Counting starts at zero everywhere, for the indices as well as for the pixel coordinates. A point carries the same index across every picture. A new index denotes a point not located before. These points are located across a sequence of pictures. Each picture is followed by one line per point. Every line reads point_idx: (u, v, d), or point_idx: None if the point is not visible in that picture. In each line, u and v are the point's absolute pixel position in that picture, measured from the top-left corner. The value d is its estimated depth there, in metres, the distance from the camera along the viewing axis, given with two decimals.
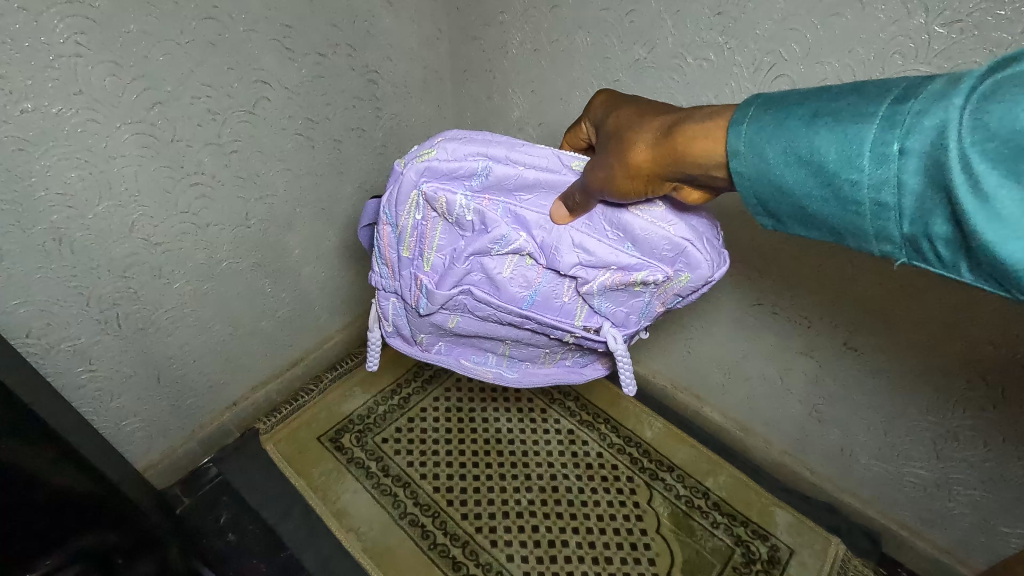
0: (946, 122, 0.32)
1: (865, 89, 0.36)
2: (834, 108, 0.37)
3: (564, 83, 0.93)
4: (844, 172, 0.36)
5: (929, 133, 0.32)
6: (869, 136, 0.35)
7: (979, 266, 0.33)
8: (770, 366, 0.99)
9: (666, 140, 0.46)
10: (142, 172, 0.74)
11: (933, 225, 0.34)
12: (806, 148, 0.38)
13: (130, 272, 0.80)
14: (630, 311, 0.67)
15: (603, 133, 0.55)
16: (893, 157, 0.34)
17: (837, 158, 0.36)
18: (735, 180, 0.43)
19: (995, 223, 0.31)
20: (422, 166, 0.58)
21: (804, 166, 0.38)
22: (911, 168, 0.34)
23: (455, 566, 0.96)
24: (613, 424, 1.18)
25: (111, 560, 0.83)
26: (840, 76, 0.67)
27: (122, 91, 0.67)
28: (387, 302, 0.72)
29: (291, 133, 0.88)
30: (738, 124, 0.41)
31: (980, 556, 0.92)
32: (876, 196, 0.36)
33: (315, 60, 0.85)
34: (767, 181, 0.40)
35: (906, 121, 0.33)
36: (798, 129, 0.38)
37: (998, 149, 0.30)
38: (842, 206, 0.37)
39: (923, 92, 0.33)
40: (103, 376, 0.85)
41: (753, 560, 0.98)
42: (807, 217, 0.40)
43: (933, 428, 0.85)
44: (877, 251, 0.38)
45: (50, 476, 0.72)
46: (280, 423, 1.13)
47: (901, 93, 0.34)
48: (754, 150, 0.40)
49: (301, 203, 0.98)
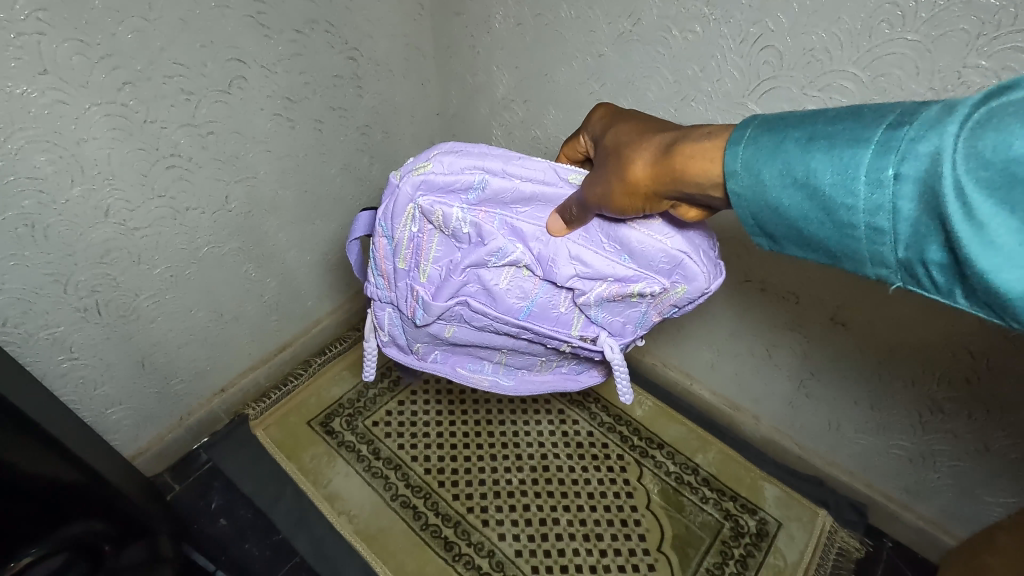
0: (939, 149, 0.31)
1: (862, 113, 0.35)
2: (829, 132, 0.36)
3: (548, 59, 0.92)
4: (841, 198, 0.35)
5: (922, 160, 0.31)
6: (866, 162, 0.34)
7: (974, 294, 0.32)
8: (758, 344, 0.99)
9: (665, 160, 0.45)
10: (115, 155, 0.72)
11: (928, 250, 0.33)
12: (803, 172, 0.37)
13: (109, 257, 0.78)
14: (626, 320, 0.67)
15: (602, 149, 0.54)
16: (888, 182, 0.33)
17: (833, 182, 0.35)
18: (733, 202, 0.42)
19: (988, 251, 0.30)
20: (417, 180, 0.57)
21: (801, 191, 0.37)
22: (907, 193, 0.33)
23: (447, 546, 0.97)
24: (603, 404, 1.18)
25: (98, 548, 0.80)
26: (828, 47, 0.66)
27: (90, 71, 0.65)
28: (383, 313, 0.71)
29: (269, 113, 0.86)
30: (736, 145, 0.40)
31: (963, 525, 0.94)
32: (872, 220, 0.35)
33: (291, 38, 0.82)
34: (764, 203, 0.40)
35: (901, 147, 0.32)
36: (794, 153, 0.37)
37: (991, 178, 0.29)
38: (838, 232, 0.37)
39: (918, 117, 0.32)
40: (85, 365, 0.84)
41: (742, 533, 1.00)
42: (804, 240, 0.40)
43: (918, 401, 0.86)
44: (873, 275, 0.38)
45: (30, 467, 0.71)
46: (270, 408, 1.12)
47: (896, 118, 0.33)
48: (751, 172, 0.40)
49: (283, 185, 0.96)
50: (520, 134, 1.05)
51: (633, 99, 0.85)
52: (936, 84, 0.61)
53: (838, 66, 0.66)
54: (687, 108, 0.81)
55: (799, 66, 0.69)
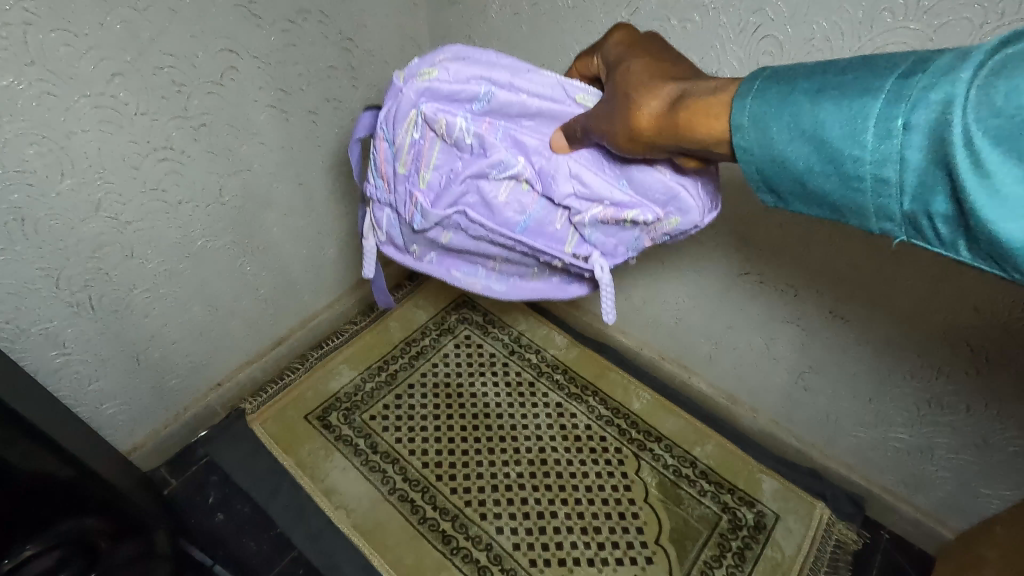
0: (950, 97, 0.30)
1: (873, 62, 0.34)
2: (841, 81, 0.35)
3: (546, 49, 0.91)
4: (849, 148, 0.34)
5: (933, 107, 0.31)
6: (877, 109, 0.33)
7: (977, 245, 0.32)
8: (757, 336, 0.99)
9: (673, 114, 0.43)
10: (106, 148, 0.71)
11: (934, 202, 0.33)
12: (811, 122, 0.36)
13: (101, 252, 0.78)
14: (620, 243, 0.64)
15: (612, 84, 0.51)
16: (897, 133, 0.32)
17: (841, 132, 0.34)
18: (738, 158, 0.40)
19: (994, 201, 0.29)
20: (423, 87, 0.58)
21: (808, 142, 0.36)
22: (916, 144, 0.32)
23: (444, 539, 0.97)
24: (602, 396, 1.17)
25: (95, 544, 0.80)
26: (829, 36, 0.65)
27: (78, 62, 0.64)
28: (380, 213, 0.69)
29: (262, 105, 0.85)
30: (745, 98, 0.39)
31: (961, 517, 0.94)
32: (878, 172, 0.34)
33: (284, 28, 0.81)
34: (769, 155, 0.38)
35: (914, 95, 0.32)
36: (804, 104, 0.36)
37: (1001, 126, 0.29)
38: (844, 184, 0.36)
39: (931, 66, 0.32)
40: (79, 360, 0.84)
41: (739, 526, 1.00)
42: (808, 194, 0.38)
43: (917, 394, 0.86)
44: (877, 229, 0.37)
45: (21, 463, 0.69)
46: (268, 402, 1.12)
47: (909, 67, 0.32)
48: (759, 124, 0.38)
49: (277, 178, 0.94)
50: None
51: None
52: None
53: (838, 55, 0.65)
54: None
55: (800, 55, 0.68)
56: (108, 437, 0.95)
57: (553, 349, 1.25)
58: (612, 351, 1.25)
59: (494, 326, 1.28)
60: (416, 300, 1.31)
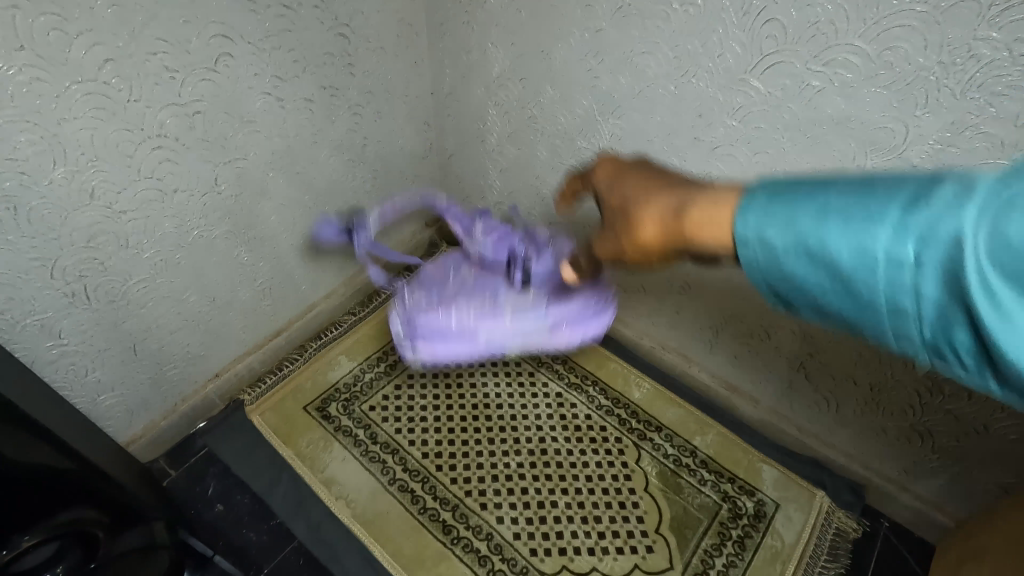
0: (962, 233, 0.28)
1: (874, 185, 0.32)
2: (842, 203, 0.32)
3: (545, 35, 0.90)
4: (860, 279, 0.31)
5: (945, 242, 0.28)
6: (883, 244, 0.30)
7: (1009, 381, 0.29)
8: (757, 326, 0.98)
9: (677, 222, 0.41)
10: (98, 135, 0.70)
11: (956, 334, 0.30)
12: (815, 245, 0.33)
13: (96, 242, 0.77)
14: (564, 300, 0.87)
15: (614, 198, 0.49)
16: (908, 266, 0.30)
17: (851, 258, 0.31)
18: (746, 269, 0.37)
19: (1021, 343, 0.27)
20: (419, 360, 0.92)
21: (815, 267, 0.33)
22: (928, 277, 0.29)
23: (444, 529, 0.97)
24: (602, 386, 1.17)
25: (91, 535, 0.79)
26: (833, 20, 0.64)
27: (69, 48, 0.63)
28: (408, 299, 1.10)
29: (258, 92, 0.84)
30: (746, 214, 0.36)
31: (961, 505, 0.94)
32: (892, 301, 0.31)
33: (279, 13, 0.80)
34: (775, 273, 0.35)
35: (920, 228, 0.29)
36: (805, 223, 0.33)
37: (1018, 269, 0.26)
38: (858, 309, 0.33)
39: (937, 196, 0.29)
40: (75, 351, 0.83)
41: (740, 515, 1.00)
42: (818, 313, 0.36)
43: (919, 383, 0.85)
44: (896, 349, 0.34)
45: (17, 455, 0.68)
46: (267, 393, 1.11)
47: (913, 196, 0.30)
48: (761, 240, 0.35)
49: (274, 167, 0.93)
50: (517, 113, 1.04)
51: (632, 75, 0.84)
52: (944, 58, 0.60)
53: (843, 39, 0.64)
54: (688, 85, 0.79)
55: (803, 40, 0.67)
56: (106, 429, 0.95)
57: None
58: (612, 341, 1.24)
59: None
60: None
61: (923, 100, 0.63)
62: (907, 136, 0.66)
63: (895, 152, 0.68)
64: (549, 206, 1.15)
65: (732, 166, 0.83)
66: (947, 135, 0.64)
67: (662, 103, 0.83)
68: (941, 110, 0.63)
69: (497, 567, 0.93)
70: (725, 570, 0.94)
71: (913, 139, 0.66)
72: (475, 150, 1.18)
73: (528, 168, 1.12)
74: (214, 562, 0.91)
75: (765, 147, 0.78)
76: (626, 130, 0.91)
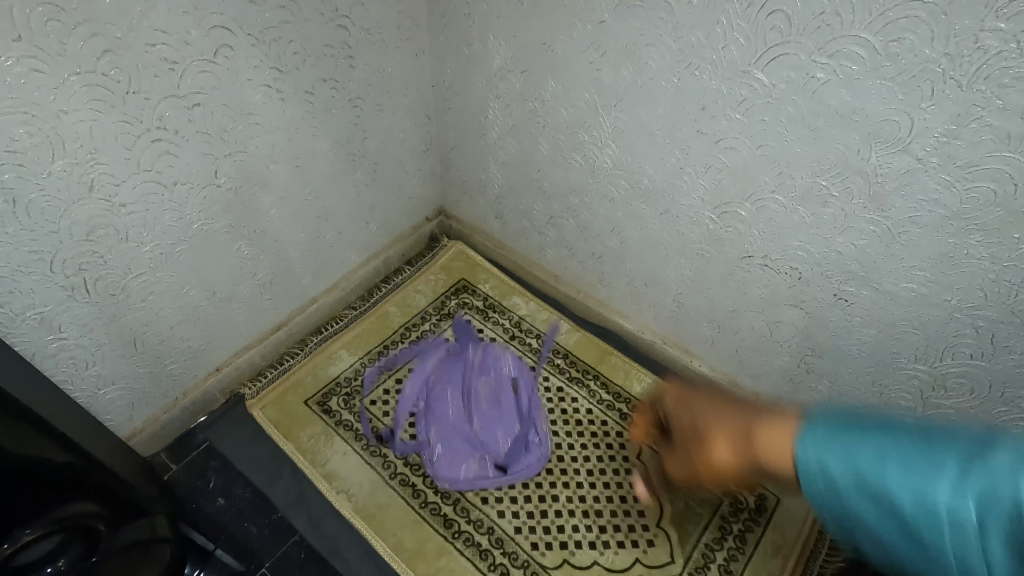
0: (1018, 502, 0.30)
1: (931, 435, 0.35)
2: (901, 449, 0.35)
3: (547, 28, 0.89)
4: (926, 530, 0.33)
5: (1001, 508, 0.30)
6: (943, 498, 0.32)
7: None
8: (759, 321, 0.98)
9: (744, 449, 0.45)
10: (98, 128, 0.69)
11: None
12: (875, 485, 0.35)
13: (95, 235, 0.76)
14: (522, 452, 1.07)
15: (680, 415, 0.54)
16: (972, 530, 0.31)
17: (913, 505, 0.34)
18: (811, 497, 0.39)
19: None
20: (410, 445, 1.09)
21: (879, 505, 0.35)
22: (993, 534, 0.31)
23: (446, 523, 0.97)
24: (603, 380, 1.16)
25: (94, 529, 0.79)
26: (838, 11, 0.63)
27: (68, 38, 0.62)
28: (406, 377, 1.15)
29: (258, 85, 0.83)
30: (805, 443, 0.40)
31: None
32: (963, 544, 0.32)
33: (278, 4, 0.79)
34: (840, 511, 0.37)
35: (976, 484, 0.31)
36: (866, 466, 0.36)
37: None
38: (924, 558, 0.34)
39: (992, 456, 0.32)
40: (75, 344, 0.83)
41: (741, 509, 1.00)
42: (883, 551, 0.37)
43: (922, 378, 0.85)
44: None
45: (17, 447, 0.68)
46: (267, 387, 1.11)
47: (968, 452, 0.33)
48: (824, 475, 0.38)
49: (274, 160, 0.93)
50: (519, 106, 1.04)
51: (635, 68, 0.83)
52: (951, 49, 0.59)
53: (848, 31, 0.64)
54: (691, 77, 0.78)
55: (808, 31, 0.66)
56: (107, 423, 0.94)
57: (555, 334, 1.23)
58: (613, 336, 1.24)
59: (495, 311, 1.27)
60: (416, 284, 1.30)
61: (929, 92, 0.63)
62: (912, 128, 0.66)
63: (900, 145, 0.68)
64: (551, 201, 1.14)
65: (735, 160, 0.82)
66: (954, 128, 0.63)
67: (665, 95, 0.83)
68: (947, 103, 0.62)
69: (498, 561, 0.94)
70: (726, 564, 0.94)
71: (918, 132, 0.66)
72: (476, 143, 1.18)
73: (529, 162, 1.11)
74: (215, 556, 0.92)
75: (769, 140, 0.77)
76: (628, 123, 0.90)
